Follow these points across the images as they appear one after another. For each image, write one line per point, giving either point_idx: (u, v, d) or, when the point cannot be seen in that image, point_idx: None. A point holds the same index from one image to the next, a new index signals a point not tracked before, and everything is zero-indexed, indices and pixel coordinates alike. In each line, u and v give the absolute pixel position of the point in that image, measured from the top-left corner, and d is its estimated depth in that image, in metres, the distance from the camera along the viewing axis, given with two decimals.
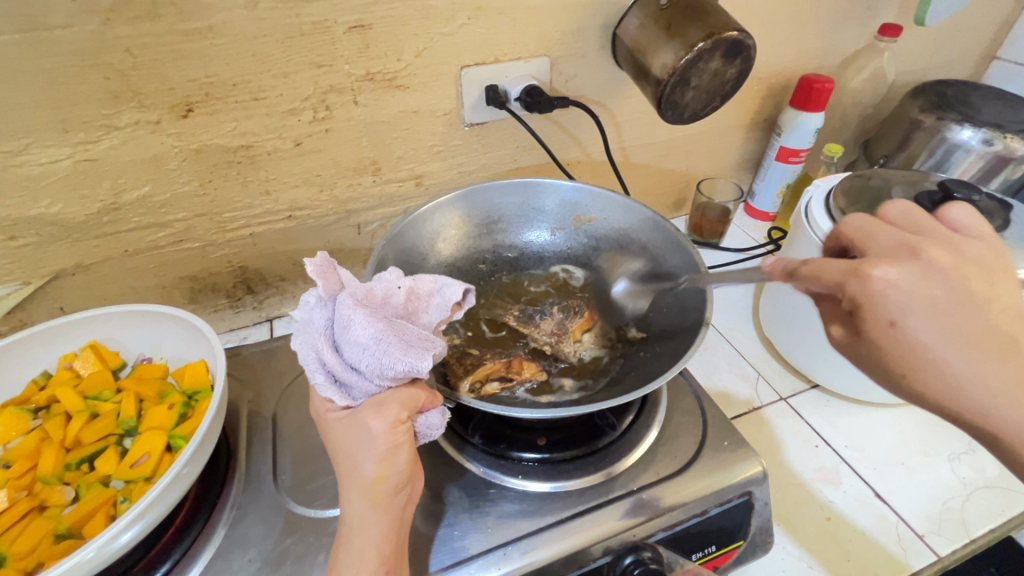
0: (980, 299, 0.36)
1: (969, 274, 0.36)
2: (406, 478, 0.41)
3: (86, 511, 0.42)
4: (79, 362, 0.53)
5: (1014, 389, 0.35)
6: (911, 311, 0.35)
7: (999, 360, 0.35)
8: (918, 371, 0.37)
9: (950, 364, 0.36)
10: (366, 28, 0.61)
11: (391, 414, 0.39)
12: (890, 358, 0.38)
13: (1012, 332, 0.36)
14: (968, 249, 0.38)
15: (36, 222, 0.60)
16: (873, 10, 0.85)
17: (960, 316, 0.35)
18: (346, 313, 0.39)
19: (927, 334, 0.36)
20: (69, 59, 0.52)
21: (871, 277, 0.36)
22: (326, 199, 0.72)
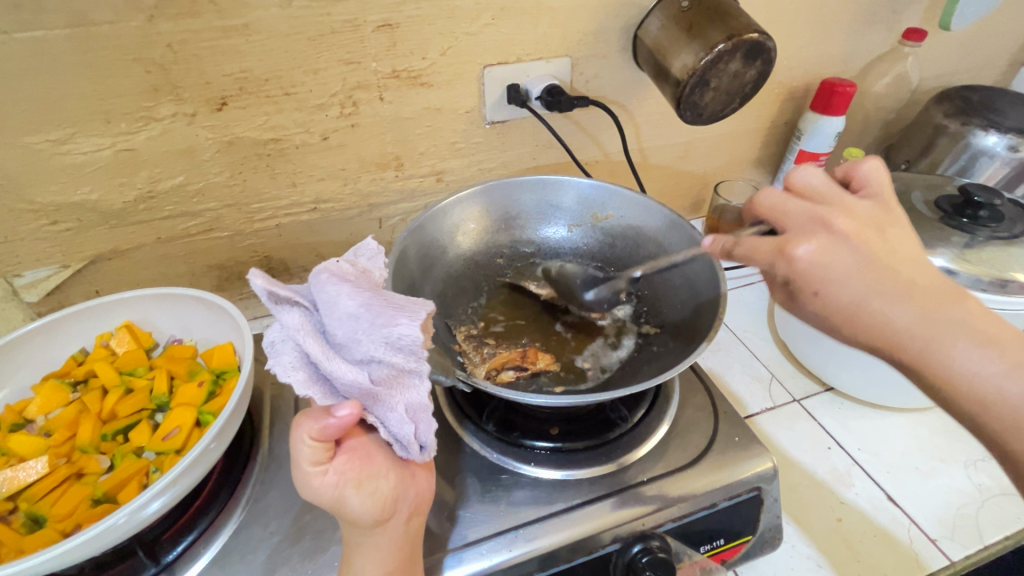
0: (882, 255, 0.42)
1: (869, 240, 0.42)
2: (384, 511, 0.41)
3: (121, 478, 0.44)
4: (116, 340, 0.55)
5: (928, 326, 0.40)
6: (833, 281, 0.42)
7: (910, 305, 0.41)
8: (827, 322, 0.44)
9: (874, 315, 0.41)
10: (394, 27, 0.63)
11: (308, 457, 0.39)
12: (813, 315, 0.44)
13: (918, 278, 0.41)
14: (864, 214, 0.43)
15: (78, 208, 0.63)
16: (898, 15, 0.85)
17: (865, 272, 0.41)
18: (329, 293, 0.40)
19: (844, 297, 0.42)
20: (114, 53, 0.55)
21: (795, 256, 0.42)
22: (350, 193, 0.75)
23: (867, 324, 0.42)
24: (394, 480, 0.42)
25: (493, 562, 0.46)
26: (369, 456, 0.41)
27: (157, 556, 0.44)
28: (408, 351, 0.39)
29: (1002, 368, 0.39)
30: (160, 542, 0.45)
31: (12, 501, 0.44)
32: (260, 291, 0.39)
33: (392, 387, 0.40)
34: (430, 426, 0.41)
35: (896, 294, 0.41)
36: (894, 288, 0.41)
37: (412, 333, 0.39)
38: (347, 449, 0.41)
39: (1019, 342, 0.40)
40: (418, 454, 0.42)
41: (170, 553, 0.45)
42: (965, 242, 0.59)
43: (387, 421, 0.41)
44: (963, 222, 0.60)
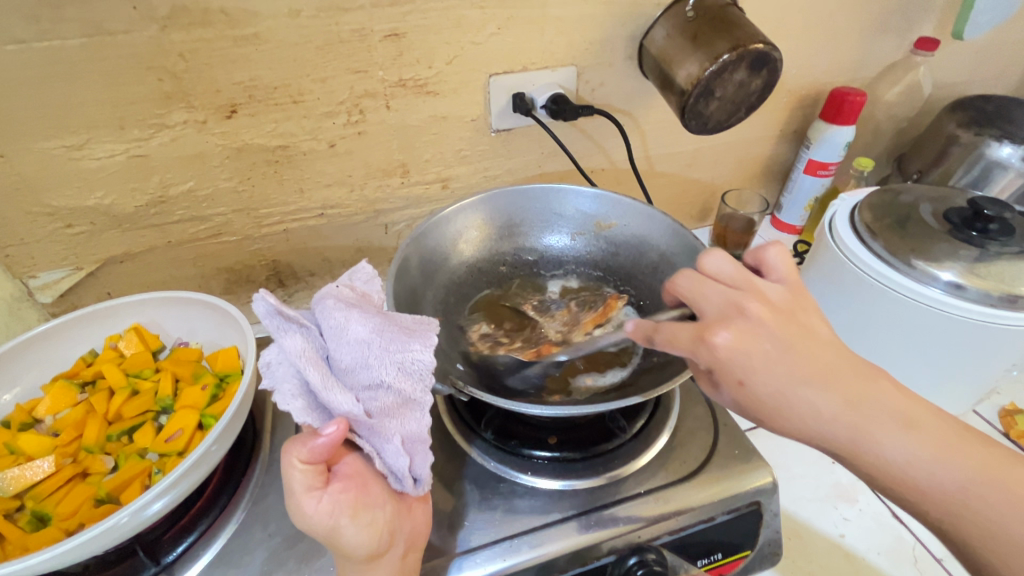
0: (787, 340, 0.41)
1: (773, 327, 0.41)
2: (381, 544, 0.40)
3: (124, 479, 0.45)
4: (123, 342, 0.56)
5: (846, 410, 0.40)
6: (751, 369, 0.40)
7: (830, 388, 0.40)
8: (753, 410, 0.41)
9: (799, 400, 0.40)
10: (400, 36, 0.63)
11: (299, 484, 0.38)
12: (738, 403, 0.42)
13: (815, 359, 0.41)
14: (771, 302, 0.42)
15: (91, 212, 0.65)
16: (910, 24, 0.84)
17: (780, 358, 0.40)
18: (338, 318, 0.42)
19: (766, 386, 0.40)
20: (129, 61, 0.56)
21: (717, 347, 0.40)
22: (356, 199, 0.76)
23: (791, 411, 0.40)
24: (390, 511, 0.41)
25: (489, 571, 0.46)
26: (364, 485, 0.40)
27: (157, 557, 0.45)
28: (418, 376, 0.42)
29: (915, 449, 0.39)
30: (161, 543, 0.45)
31: (19, 499, 0.45)
32: (264, 314, 0.40)
33: (395, 414, 0.41)
34: (426, 459, 0.42)
35: (811, 379, 0.40)
36: (811, 370, 0.40)
37: (424, 359, 0.42)
38: (342, 476, 0.40)
39: (925, 422, 0.40)
40: (412, 488, 0.42)
41: (170, 554, 0.45)
42: (974, 255, 0.57)
43: (383, 452, 0.41)
44: (972, 235, 0.59)
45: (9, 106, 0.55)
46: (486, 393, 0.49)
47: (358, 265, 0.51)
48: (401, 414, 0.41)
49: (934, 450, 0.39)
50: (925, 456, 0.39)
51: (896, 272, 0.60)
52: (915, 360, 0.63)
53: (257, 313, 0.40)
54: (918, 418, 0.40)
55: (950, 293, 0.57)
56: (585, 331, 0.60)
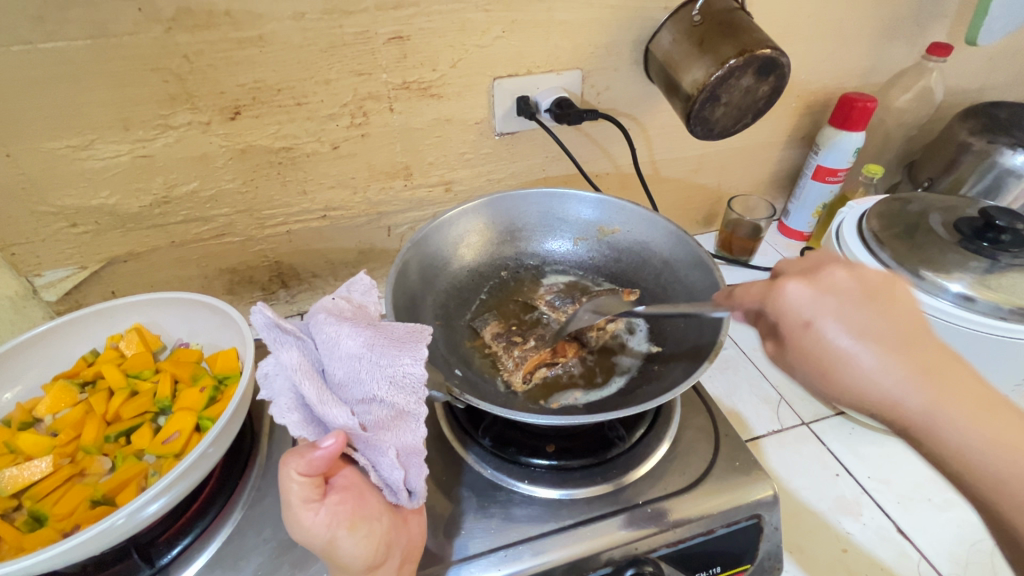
0: (870, 305, 0.39)
1: (857, 289, 0.40)
2: (376, 556, 0.39)
3: (121, 480, 0.45)
4: (124, 342, 0.56)
5: (925, 381, 0.37)
6: (825, 313, 0.39)
7: (911, 358, 0.38)
8: (815, 364, 0.40)
9: (871, 362, 0.38)
10: (404, 39, 0.63)
11: (297, 497, 0.37)
12: (800, 354, 0.41)
13: (900, 328, 0.39)
14: (864, 270, 0.41)
15: (96, 211, 0.65)
16: (922, 29, 0.83)
17: (859, 316, 0.39)
18: (332, 331, 0.42)
19: (839, 339, 0.39)
20: (134, 62, 0.57)
21: (784, 292, 0.41)
22: (359, 201, 0.75)
23: (861, 370, 0.38)
24: (387, 522, 0.40)
25: None
26: (361, 497, 0.39)
27: (152, 559, 0.45)
28: (411, 390, 0.42)
29: (994, 436, 0.37)
30: (156, 545, 0.45)
31: (16, 498, 0.45)
32: (262, 326, 0.40)
33: (390, 427, 0.41)
34: (421, 471, 0.42)
35: (891, 344, 0.38)
36: (890, 335, 0.38)
37: (416, 372, 0.42)
38: (338, 488, 0.39)
39: (1008, 411, 0.38)
40: (407, 500, 0.41)
41: (165, 556, 0.45)
42: (985, 267, 0.56)
43: (379, 466, 0.41)
44: (982, 246, 0.58)
45: (15, 107, 0.56)
46: (483, 401, 0.48)
47: (357, 276, 0.51)
48: (395, 427, 0.41)
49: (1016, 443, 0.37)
50: (1003, 446, 0.37)
51: (905, 282, 0.59)
52: None
53: (254, 326, 0.40)
54: (999, 405, 0.38)
55: (959, 305, 0.56)
56: (599, 327, 0.60)
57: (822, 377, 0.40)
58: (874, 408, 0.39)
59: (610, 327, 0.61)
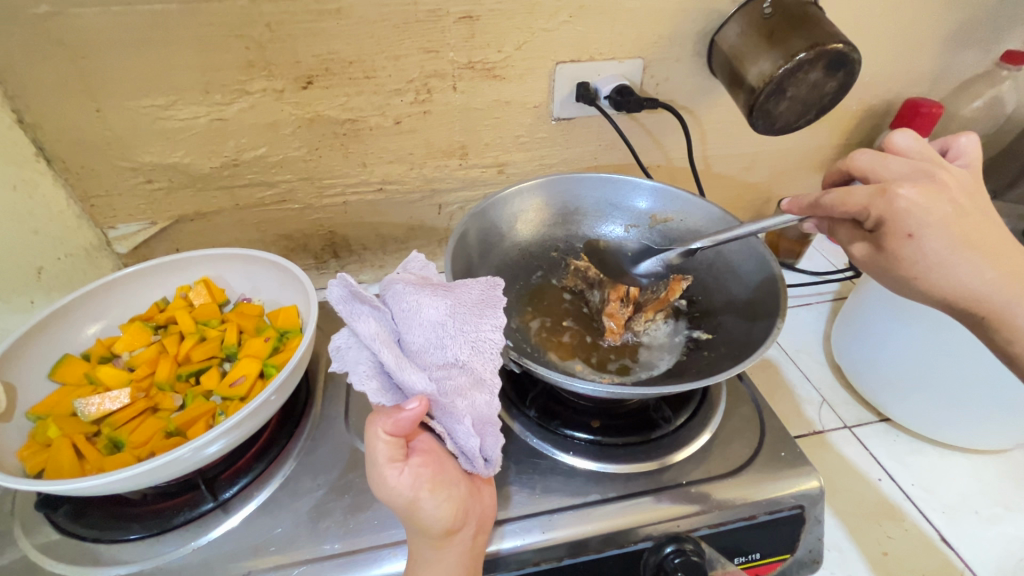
0: (964, 214, 0.44)
1: (957, 197, 0.45)
2: (456, 520, 0.41)
3: (191, 416, 0.48)
4: (193, 292, 0.59)
5: (1002, 278, 0.44)
6: (929, 223, 0.44)
7: (986, 257, 0.44)
8: (909, 268, 0.45)
9: (956, 264, 0.44)
10: (474, 19, 0.65)
11: (383, 458, 0.39)
12: (896, 261, 0.46)
13: (984, 232, 0.45)
14: (960, 180, 0.46)
15: (171, 169, 0.69)
16: (997, 36, 0.80)
17: (954, 225, 0.44)
18: (412, 300, 0.43)
19: (935, 244, 0.44)
20: (220, 28, 0.59)
21: (898, 199, 0.44)
22: (414, 177, 0.77)
23: (950, 273, 0.44)
24: (464, 489, 0.42)
25: (525, 542, 0.47)
26: (440, 462, 0.41)
27: (215, 493, 0.48)
28: (489, 355, 0.43)
29: None
30: (219, 481, 0.48)
31: (97, 425, 0.49)
32: (338, 298, 0.42)
33: (467, 394, 0.42)
34: (497, 440, 0.42)
35: (979, 246, 0.44)
36: (979, 240, 0.44)
37: (495, 338, 0.44)
38: (419, 451, 0.41)
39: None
40: (483, 468, 0.42)
41: (227, 492, 0.48)
42: None
43: (454, 433, 0.41)
44: None
45: (109, 63, 0.59)
46: (539, 367, 0.50)
47: (410, 256, 0.52)
48: (472, 395, 0.42)
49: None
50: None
51: None
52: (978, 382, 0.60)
53: (331, 298, 0.42)
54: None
55: None
56: (645, 320, 0.60)
57: (913, 281, 0.46)
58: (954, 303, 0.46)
59: (658, 319, 0.61)
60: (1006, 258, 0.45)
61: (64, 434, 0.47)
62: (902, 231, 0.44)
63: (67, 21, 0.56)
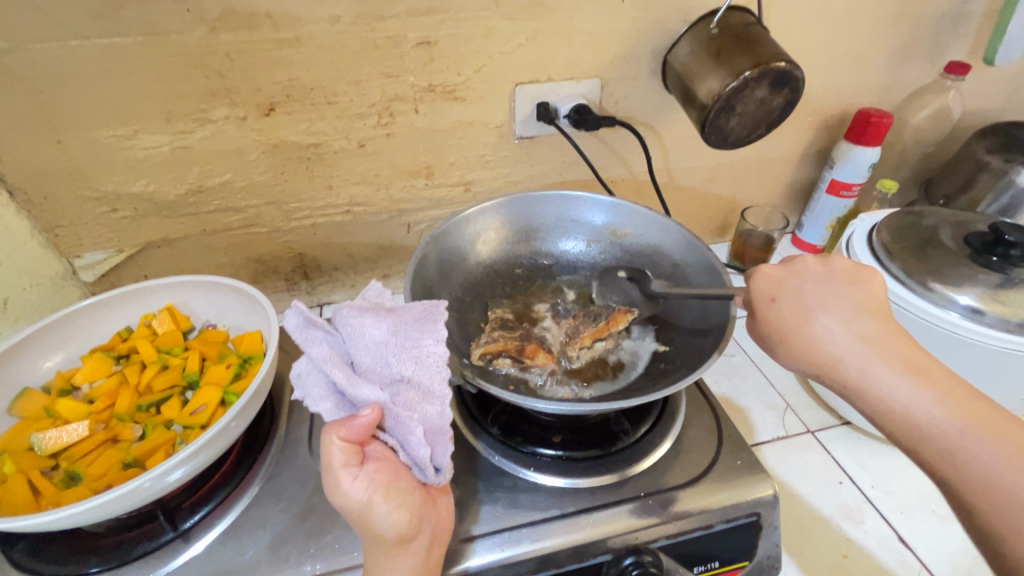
0: (835, 289, 0.49)
1: (834, 276, 0.50)
2: (410, 527, 0.41)
3: (151, 446, 0.49)
4: (157, 321, 0.60)
5: (862, 347, 0.46)
6: (785, 289, 0.50)
7: (843, 325, 0.47)
8: (774, 329, 0.50)
9: (817, 330, 0.47)
10: (432, 44, 0.66)
11: (337, 463, 0.40)
12: (766, 323, 0.51)
13: (850, 304, 0.48)
14: (832, 267, 0.51)
15: (135, 198, 0.69)
16: (941, 48, 0.84)
17: (815, 296, 0.49)
18: (356, 322, 0.45)
19: (791, 308, 0.49)
20: (179, 59, 0.60)
21: (762, 272, 0.53)
22: (381, 198, 0.78)
23: (810, 332, 0.48)
24: (419, 498, 0.42)
25: (486, 560, 0.47)
26: (396, 470, 0.41)
27: (175, 523, 0.48)
28: (435, 368, 0.45)
29: (918, 394, 0.43)
30: (180, 510, 0.48)
31: (54, 458, 0.49)
32: (295, 326, 0.44)
33: (417, 407, 0.43)
34: (447, 448, 0.43)
35: (844, 314, 0.47)
36: (841, 309, 0.48)
37: (438, 352, 0.45)
38: (374, 458, 0.41)
39: (948, 384, 0.43)
40: (434, 477, 0.43)
41: (188, 521, 0.48)
42: (995, 281, 0.57)
43: (407, 445, 0.42)
44: (992, 261, 0.58)
45: (68, 96, 0.60)
46: (495, 387, 0.50)
47: (369, 284, 0.53)
48: (422, 407, 0.43)
49: (948, 399, 0.42)
50: (929, 397, 0.43)
51: (913, 293, 0.60)
52: None
53: (288, 326, 0.44)
54: (935, 374, 0.44)
55: (968, 316, 0.57)
56: (581, 347, 0.60)
57: (781, 342, 0.49)
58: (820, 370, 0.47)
59: (595, 348, 0.61)
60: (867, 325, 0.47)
61: (19, 469, 0.47)
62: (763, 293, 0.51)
63: (24, 57, 0.56)
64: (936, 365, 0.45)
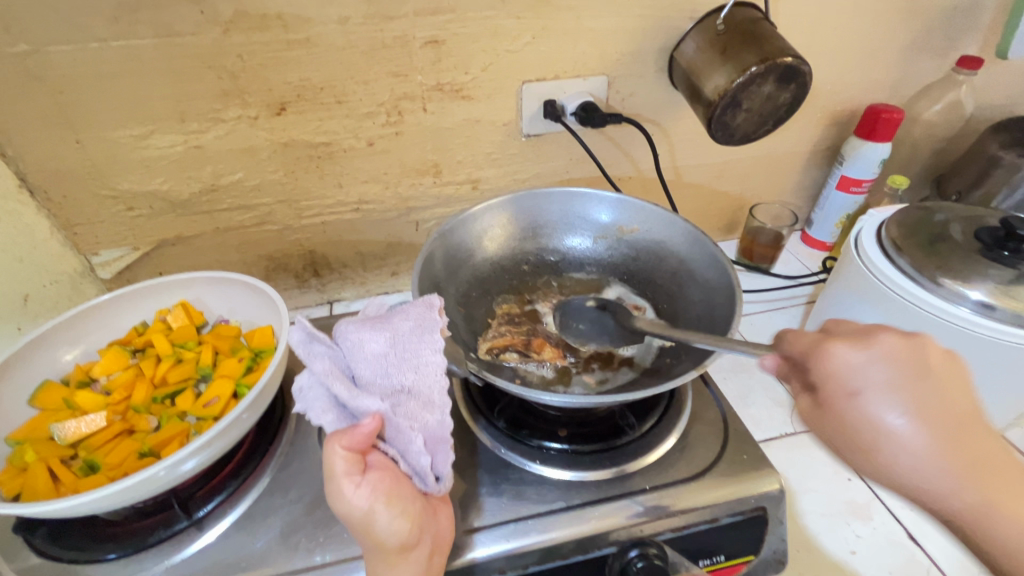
0: (934, 389, 0.38)
1: (930, 366, 0.39)
2: (411, 536, 0.42)
3: (166, 437, 0.50)
4: (171, 316, 0.61)
5: (965, 470, 0.38)
6: (876, 392, 0.39)
7: (947, 445, 0.38)
8: (858, 437, 0.40)
9: (916, 455, 0.38)
10: (440, 43, 0.67)
11: (339, 472, 0.41)
12: (843, 426, 0.41)
13: (949, 410, 0.38)
14: (921, 353, 0.39)
15: (151, 196, 0.71)
16: (953, 43, 0.83)
17: (916, 406, 0.38)
18: (355, 337, 0.46)
19: (887, 420, 0.39)
20: (193, 60, 0.62)
21: (840, 363, 0.40)
22: (390, 195, 0.79)
23: (904, 454, 0.39)
24: (419, 507, 0.43)
25: (492, 551, 0.48)
26: (397, 478, 0.42)
27: (189, 511, 0.49)
28: (434, 377, 0.45)
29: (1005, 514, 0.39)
30: (194, 499, 0.50)
31: (73, 448, 0.50)
32: (297, 340, 0.45)
33: (418, 416, 0.44)
34: (447, 456, 0.44)
35: (948, 430, 0.38)
36: (943, 423, 0.38)
37: (436, 360, 0.46)
38: (376, 466, 0.42)
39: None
40: (435, 487, 0.44)
41: (201, 509, 0.49)
42: (1007, 276, 0.56)
43: (408, 454, 0.43)
44: (1003, 255, 0.57)
45: (87, 97, 0.61)
46: (502, 379, 0.50)
47: (368, 299, 0.53)
48: (423, 416, 0.44)
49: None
50: (1020, 521, 0.39)
51: (923, 289, 0.59)
52: None
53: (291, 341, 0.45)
54: (1013, 476, 0.39)
55: (979, 312, 0.56)
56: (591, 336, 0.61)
57: (862, 447, 0.40)
58: (901, 485, 0.41)
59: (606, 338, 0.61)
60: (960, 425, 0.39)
61: (40, 457, 0.48)
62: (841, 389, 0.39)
63: (45, 59, 0.58)
64: (1012, 459, 0.40)
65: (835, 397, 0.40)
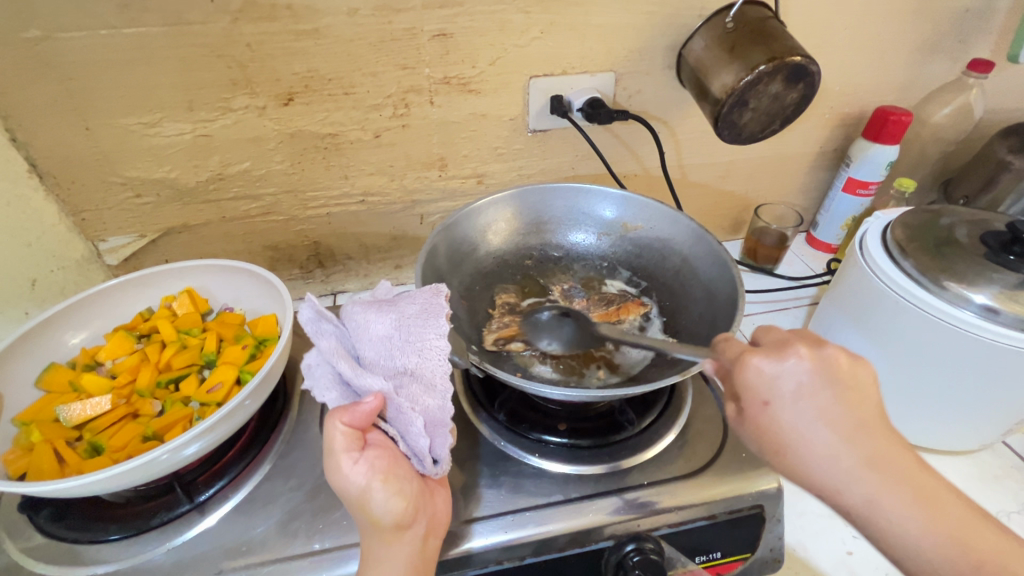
0: (840, 394, 0.38)
1: (836, 372, 0.39)
2: (406, 515, 0.42)
3: (169, 421, 0.51)
4: (177, 302, 0.62)
5: (871, 477, 0.37)
6: (781, 395, 0.39)
7: (853, 449, 0.38)
8: (770, 442, 0.40)
9: (821, 456, 0.38)
10: (447, 36, 0.67)
11: (339, 447, 0.41)
12: (757, 430, 0.41)
13: (855, 416, 0.38)
14: (831, 358, 0.39)
15: (158, 184, 0.71)
16: (964, 46, 0.82)
17: (821, 410, 0.38)
18: (362, 318, 0.46)
19: (792, 422, 0.39)
20: (202, 49, 0.62)
21: (750, 365, 0.40)
22: (395, 188, 0.80)
23: (810, 458, 0.38)
24: (415, 487, 0.43)
25: (489, 541, 0.48)
26: (394, 457, 0.43)
27: (191, 495, 0.49)
28: (438, 361, 0.45)
29: (923, 532, 0.37)
30: (196, 484, 0.50)
31: (79, 430, 0.51)
32: (306, 319, 0.45)
33: (420, 399, 0.44)
34: (446, 441, 0.44)
35: (851, 434, 0.38)
36: (845, 426, 0.38)
37: (440, 345, 0.46)
38: (375, 445, 0.43)
39: (953, 513, 0.38)
40: (433, 469, 0.44)
41: (203, 494, 0.50)
42: (1012, 280, 0.55)
43: (407, 435, 0.43)
44: (1009, 259, 0.57)
45: (97, 84, 0.62)
46: (503, 371, 0.50)
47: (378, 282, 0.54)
48: (424, 400, 0.44)
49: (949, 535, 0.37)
50: (938, 540, 0.37)
51: (926, 291, 0.59)
52: (947, 387, 0.62)
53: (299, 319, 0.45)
54: (939, 498, 0.38)
55: (982, 316, 0.56)
56: None
57: (775, 456, 0.40)
58: (816, 494, 0.39)
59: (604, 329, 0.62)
60: (871, 439, 0.38)
61: (46, 438, 0.49)
62: (754, 398, 0.39)
63: (55, 45, 0.58)
64: (937, 478, 0.38)
65: (744, 399, 0.41)
